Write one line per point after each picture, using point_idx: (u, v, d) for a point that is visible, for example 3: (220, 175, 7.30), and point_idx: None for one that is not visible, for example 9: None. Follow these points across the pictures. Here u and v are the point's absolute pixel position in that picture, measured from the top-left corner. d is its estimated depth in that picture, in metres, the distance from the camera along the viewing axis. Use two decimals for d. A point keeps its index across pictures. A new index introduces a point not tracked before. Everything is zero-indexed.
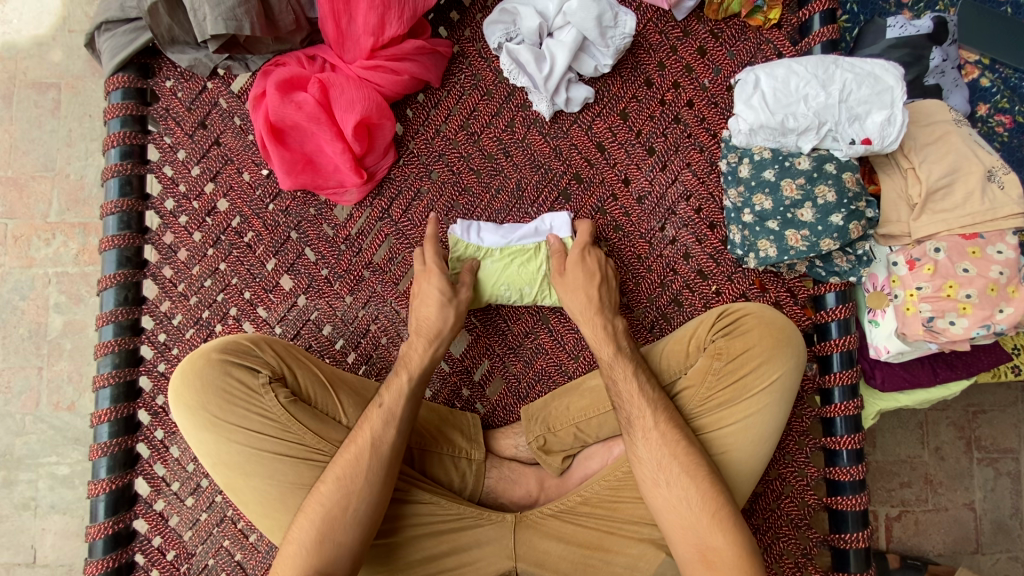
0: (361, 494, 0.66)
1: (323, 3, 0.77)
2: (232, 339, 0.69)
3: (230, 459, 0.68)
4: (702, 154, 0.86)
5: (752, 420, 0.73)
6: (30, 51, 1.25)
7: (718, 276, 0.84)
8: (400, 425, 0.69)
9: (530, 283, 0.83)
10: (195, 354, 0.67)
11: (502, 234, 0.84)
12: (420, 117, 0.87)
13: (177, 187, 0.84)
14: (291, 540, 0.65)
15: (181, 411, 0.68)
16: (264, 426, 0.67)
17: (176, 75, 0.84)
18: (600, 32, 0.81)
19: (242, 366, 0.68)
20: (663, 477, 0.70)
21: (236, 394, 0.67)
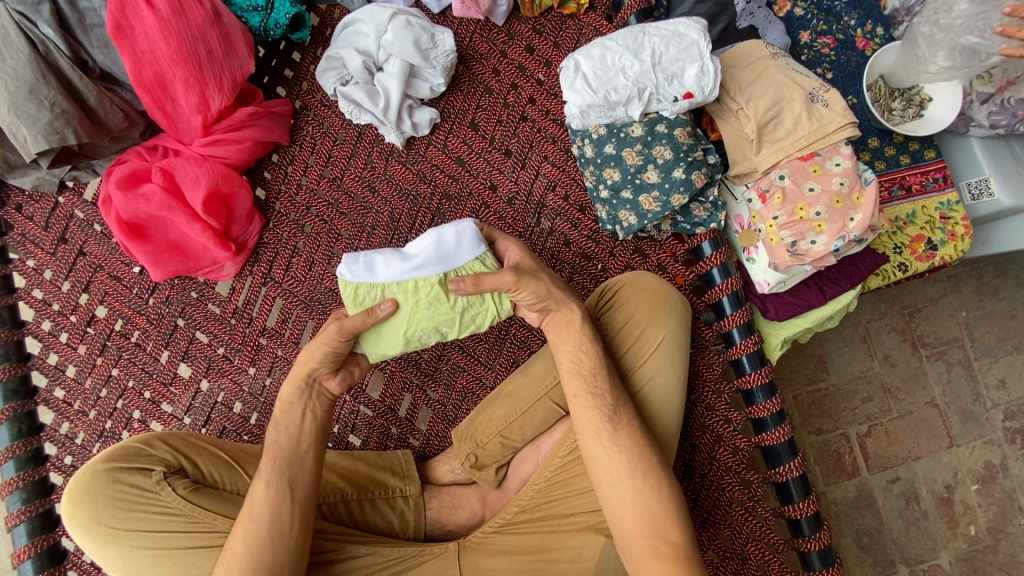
0: (248, 563, 0.63)
1: (141, 95, 0.75)
2: (119, 445, 0.68)
3: (140, 566, 0.66)
4: (555, 144, 0.88)
5: (653, 383, 0.74)
6: None
7: (602, 254, 0.86)
8: (270, 477, 0.67)
9: (446, 322, 0.73)
10: (81, 469, 0.67)
11: (401, 263, 0.72)
12: (279, 177, 0.89)
13: (50, 307, 0.83)
14: None
15: (78, 532, 0.67)
16: (168, 523, 0.66)
17: (26, 199, 0.84)
18: (424, 55, 0.84)
19: (133, 469, 0.67)
20: (639, 468, 0.68)
21: (132, 500, 0.66)
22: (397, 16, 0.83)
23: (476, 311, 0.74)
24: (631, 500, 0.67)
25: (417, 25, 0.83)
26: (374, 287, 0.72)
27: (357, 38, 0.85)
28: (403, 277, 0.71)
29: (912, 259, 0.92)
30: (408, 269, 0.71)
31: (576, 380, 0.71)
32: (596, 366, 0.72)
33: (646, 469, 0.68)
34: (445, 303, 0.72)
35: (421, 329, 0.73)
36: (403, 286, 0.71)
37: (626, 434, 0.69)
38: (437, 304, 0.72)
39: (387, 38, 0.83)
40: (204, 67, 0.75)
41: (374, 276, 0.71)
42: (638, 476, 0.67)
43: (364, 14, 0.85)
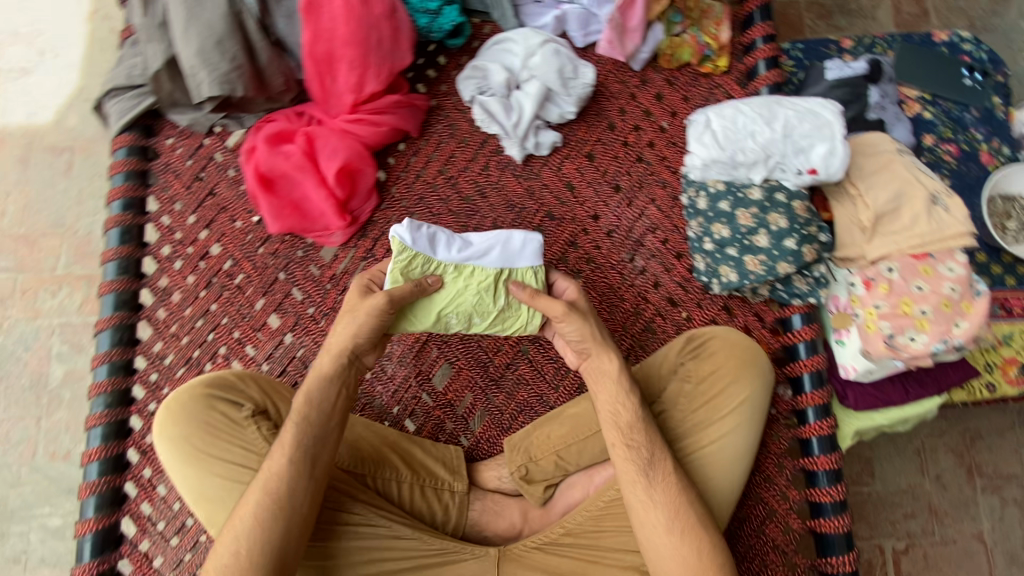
0: (250, 535, 0.66)
1: (308, 65, 0.82)
2: (217, 374, 0.74)
3: (208, 494, 0.72)
4: (665, 190, 0.91)
5: (725, 441, 0.74)
6: (70, 126, 1.53)
7: (688, 302, 0.88)
8: (291, 453, 0.70)
9: (481, 314, 0.80)
10: (182, 389, 0.73)
11: (463, 249, 0.78)
12: (401, 164, 0.94)
13: (174, 235, 0.89)
14: None
15: (164, 445, 0.73)
16: (247, 458, 0.72)
17: (176, 134, 0.92)
18: (563, 84, 0.88)
19: (226, 400, 0.73)
20: (678, 526, 0.69)
21: (221, 428, 0.73)
22: (548, 44, 0.88)
23: (511, 313, 0.80)
24: (671, 557, 0.68)
25: (564, 56, 0.88)
26: (427, 261, 0.77)
27: (505, 54, 0.91)
28: (461, 261, 0.78)
29: (1002, 381, 0.89)
30: (468, 256, 0.78)
31: (614, 431, 0.73)
32: (634, 420, 0.73)
33: (692, 524, 0.69)
34: (491, 298, 0.78)
35: (454, 311, 0.79)
36: (459, 270, 0.78)
37: (661, 491, 0.70)
38: (481, 294, 0.78)
39: (534, 62, 0.88)
40: (369, 53, 0.81)
41: (432, 252, 0.77)
42: (674, 533, 0.69)
43: (517, 34, 0.90)
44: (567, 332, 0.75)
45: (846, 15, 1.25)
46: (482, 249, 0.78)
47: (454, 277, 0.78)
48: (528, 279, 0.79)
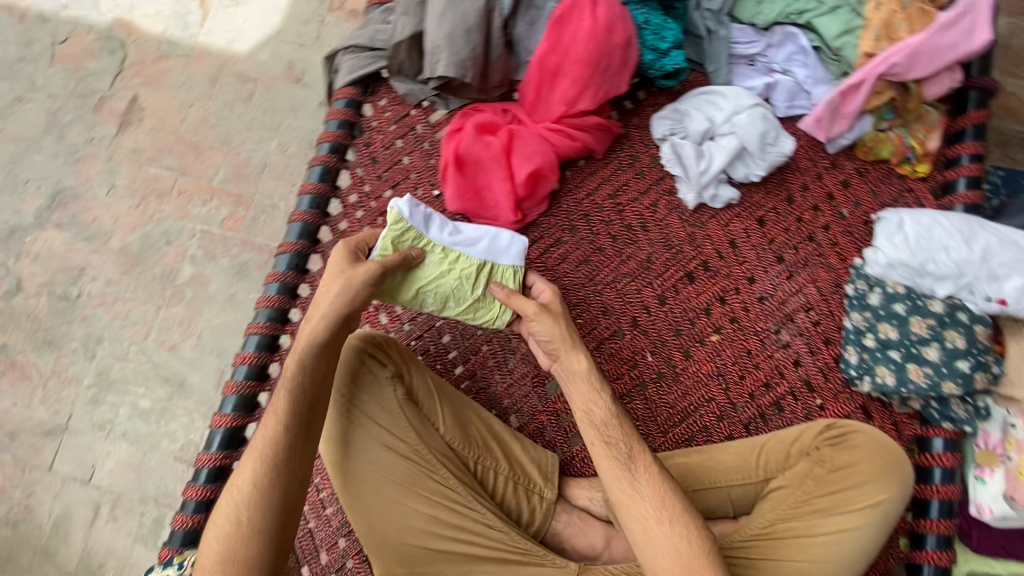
0: (253, 498, 0.72)
1: (536, 72, 0.88)
2: (372, 333, 0.87)
3: (340, 435, 0.84)
4: (829, 273, 0.91)
5: (847, 537, 0.74)
6: (261, 59, 1.70)
7: (825, 390, 0.87)
8: (285, 420, 0.75)
9: (457, 300, 0.88)
10: (343, 338, 0.85)
11: (452, 234, 0.87)
12: (577, 178, 0.98)
13: (363, 187, 0.98)
14: (213, 543, 0.71)
15: (319, 382, 0.85)
16: (381, 411, 0.84)
17: (389, 98, 0.99)
18: (761, 149, 0.90)
19: (373, 358, 0.85)
20: (665, 516, 0.72)
21: (365, 382, 0.85)
22: (756, 107, 0.91)
23: (484, 305, 0.88)
24: (660, 550, 0.71)
25: (768, 122, 0.90)
26: (420, 237, 0.85)
27: (710, 105, 0.93)
28: (449, 244, 0.86)
29: None
30: (457, 241, 0.86)
31: (589, 429, 0.77)
32: (608, 418, 0.78)
33: (683, 517, 0.72)
34: (471, 286, 0.87)
35: (432, 289, 0.86)
36: (446, 252, 0.86)
37: (644, 483, 0.74)
38: (459, 278, 0.86)
39: (739, 121, 0.91)
40: (595, 75, 0.86)
41: (426, 230, 0.86)
42: (662, 524, 0.71)
43: (729, 90, 0.93)
44: (538, 332, 0.81)
45: None
46: (470, 238, 0.87)
47: (441, 258, 0.86)
48: (506, 275, 0.87)
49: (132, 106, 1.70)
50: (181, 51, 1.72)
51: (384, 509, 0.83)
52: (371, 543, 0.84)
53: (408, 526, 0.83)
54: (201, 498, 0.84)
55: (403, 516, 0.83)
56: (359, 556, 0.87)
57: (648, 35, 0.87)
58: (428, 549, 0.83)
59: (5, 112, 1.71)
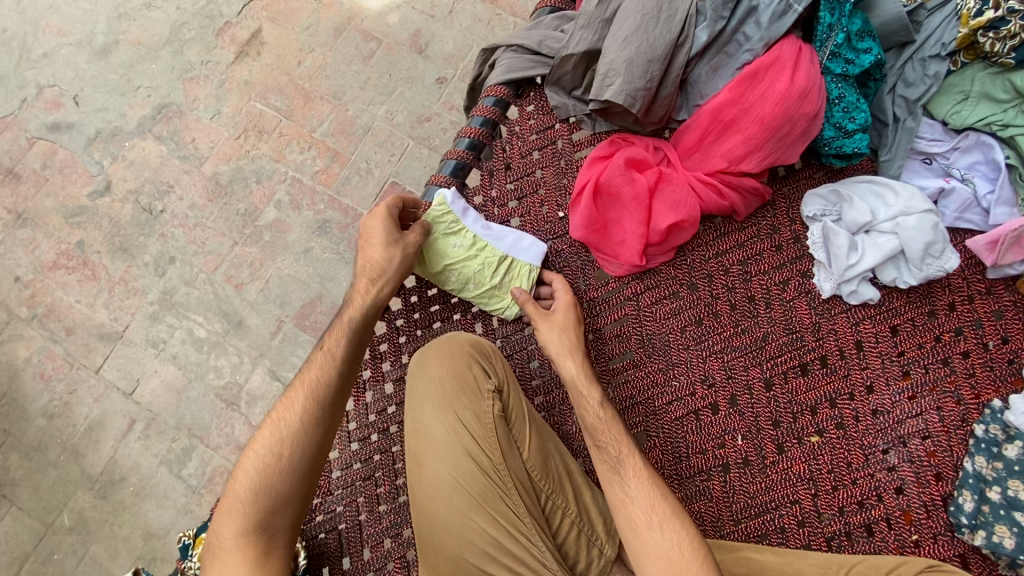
0: (300, 427, 0.78)
1: (706, 119, 0.84)
2: (481, 340, 0.83)
3: (426, 432, 0.82)
4: (957, 405, 0.84)
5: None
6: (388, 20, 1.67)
7: (925, 528, 0.81)
8: (340, 365, 0.80)
9: (475, 284, 0.88)
10: (455, 339, 0.82)
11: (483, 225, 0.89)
12: (708, 235, 0.93)
13: (490, 190, 0.94)
14: (255, 454, 0.77)
15: (421, 375, 0.82)
16: (474, 422, 0.81)
17: (538, 106, 0.96)
18: (922, 257, 0.84)
19: (480, 365, 0.82)
20: (655, 522, 0.77)
21: (466, 387, 0.81)
22: (928, 213, 0.84)
23: (495, 295, 0.89)
24: (654, 556, 0.75)
25: (935, 230, 0.83)
26: (455, 223, 0.87)
27: (876, 197, 0.87)
28: (480, 233, 0.88)
29: None
30: (489, 234, 0.88)
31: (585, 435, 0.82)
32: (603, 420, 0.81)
33: (676, 527, 0.76)
34: (490, 273, 0.87)
35: (457, 271, 0.86)
36: (476, 240, 0.87)
37: (634, 487, 0.78)
38: (483, 266, 0.87)
39: (905, 222, 0.84)
40: (771, 139, 0.81)
41: (462, 216, 0.88)
42: (652, 529, 0.76)
43: (901, 188, 0.87)
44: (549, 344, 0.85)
45: None
46: (501, 233, 0.89)
47: (471, 245, 0.87)
48: (523, 274, 0.89)
49: (254, 38, 1.70)
50: None
51: (449, 517, 0.81)
52: (422, 547, 0.81)
53: (469, 542, 0.81)
54: None
55: (467, 530, 0.81)
56: (401, 561, 0.83)
57: (837, 112, 0.82)
58: (482, 571, 0.81)
59: (132, 14, 1.72)
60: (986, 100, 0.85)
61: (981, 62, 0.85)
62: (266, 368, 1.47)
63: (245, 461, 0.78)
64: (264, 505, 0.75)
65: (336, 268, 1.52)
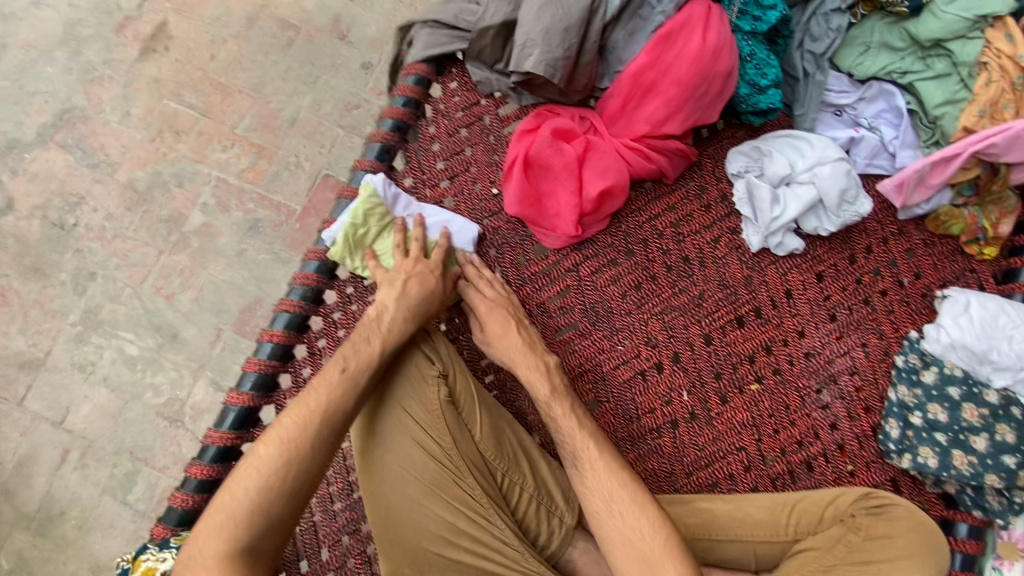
0: (301, 451, 0.70)
1: (626, 84, 0.84)
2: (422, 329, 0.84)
3: (376, 424, 0.81)
4: (879, 340, 0.89)
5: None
6: (304, 5, 1.59)
7: (858, 458, 0.86)
8: (357, 394, 0.75)
9: None
10: None
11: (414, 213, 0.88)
12: (641, 201, 0.95)
13: (419, 171, 0.92)
14: (248, 476, 0.69)
15: None
16: (421, 409, 0.80)
17: (461, 82, 0.94)
18: (838, 204, 0.87)
19: (424, 354, 0.83)
20: (615, 507, 0.79)
21: (410, 376, 0.81)
22: (841, 161, 0.88)
23: None
24: (618, 544, 0.78)
25: (849, 177, 0.87)
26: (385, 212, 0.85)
27: (793, 150, 0.90)
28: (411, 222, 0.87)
29: None
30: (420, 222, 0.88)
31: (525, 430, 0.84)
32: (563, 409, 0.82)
33: (634, 509, 0.79)
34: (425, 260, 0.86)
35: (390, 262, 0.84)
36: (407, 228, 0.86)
37: (591, 477, 0.80)
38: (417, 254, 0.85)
39: (820, 172, 0.87)
40: (691, 99, 0.82)
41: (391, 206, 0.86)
42: (613, 514, 0.79)
43: (816, 139, 0.90)
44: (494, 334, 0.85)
45: None
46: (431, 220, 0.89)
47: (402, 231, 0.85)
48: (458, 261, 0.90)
49: (159, 32, 1.58)
50: None
51: (403, 507, 0.80)
52: (380, 539, 0.80)
53: (425, 529, 0.80)
54: (204, 478, 0.79)
55: (422, 518, 0.80)
56: (362, 556, 0.82)
57: (750, 69, 0.84)
58: (442, 556, 0.80)
59: (17, 14, 1.58)
60: (885, 49, 0.89)
61: (879, 13, 0.89)
62: (209, 379, 1.40)
63: (233, 481, 0.69)
64: (250, 533, 0.66)
65: (273, 269, 1.46)
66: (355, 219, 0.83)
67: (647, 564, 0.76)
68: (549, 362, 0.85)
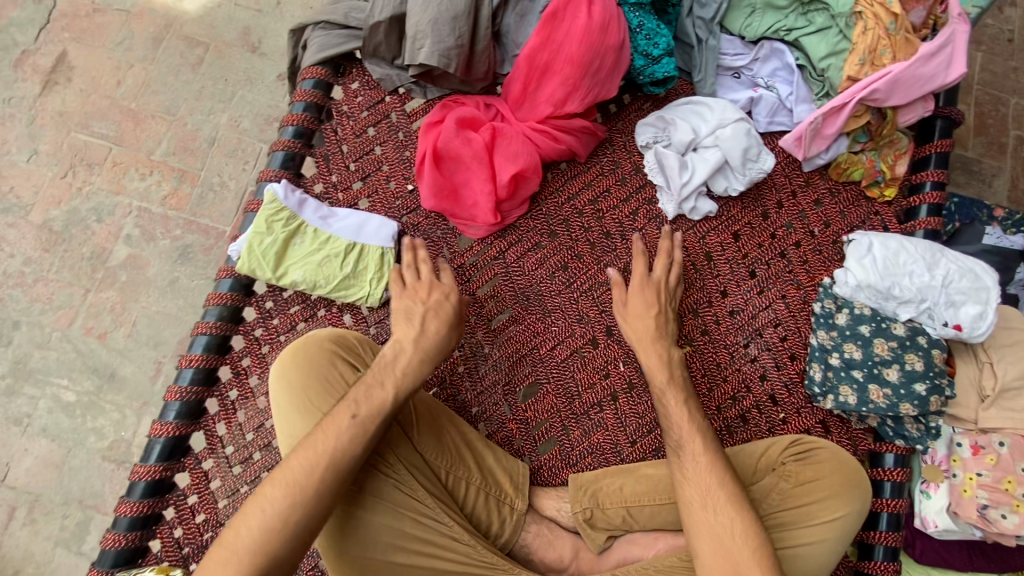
0: (307, 494, 0.68)
1: (523, 67, 0.84)
2: (344, 334, 0.80)
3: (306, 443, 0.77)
4: (798, 290, 0.92)
5: (818, 547, 0.77)
6: (210, 20, 1.55)
7: (788, 405, 0.89)
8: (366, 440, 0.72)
9: (326, 279, 0.83)
10: (313, 338, 0.79)
11: (323, 215, 0.85)
12: (558, 182, 0.95)
13: (329, 176, 0.90)
14: (256, 516, 0.68)
15: (282, 388, 0.78)
16: None
17: (362, 81, 0.92)
18: (743, 164, 0.90)
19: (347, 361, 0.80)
20: (711, 504, 0.76)
21: (335, 386, 0.78)
22: (740, 122, 0.90)
23: (352, 284, 0.85)
24: (706, 536, 0.75)
25: (749, 137, 0.90)
26: (293, 218, 0.83)
27: (695, 116, 0.93)
28: (319, 224, 0.84)
29: None
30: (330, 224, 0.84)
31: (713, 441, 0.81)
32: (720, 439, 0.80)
33: (729, 507, 0.76)
34: (339, 263, 0.83)
35: (303, 270, 0.82)
36: (317, 232, 0.84)
37: (691, 470, 0.78)
38: (330, 257, 0.83)
39: (722, 134, 0.90)
40: (586, 76, 0.83)
41: (299, 211, 0.83)
42: (708, 510, 0.76)
43: (715, 103, 0.92)
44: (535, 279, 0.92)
45: (966, 174, 1.44)
46: (343, 220, 0.85)
47: (313, 237, 0.83)
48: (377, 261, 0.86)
49: (59, 63, 1.51)
50: (120, 5, 1.54)
51: (346, 518, 0.79)
52: (326, 555, 0.79)
53: (371, 539, 0.79)
54: (135, 514, 0.76)
55: (366, 529, 0.79)
56: (313, 569, 0.83)
57: (641, 40, 0.85)
58: (393, 563, 0.80)
59: None
60: (770, 9, 0.92)
61: None
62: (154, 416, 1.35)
63: (243, 516, 0.68)
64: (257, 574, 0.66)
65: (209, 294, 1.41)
66: (260, 228, 0.81)
67: (732, 562, 0.73)
68: (674, 355, 0.86)
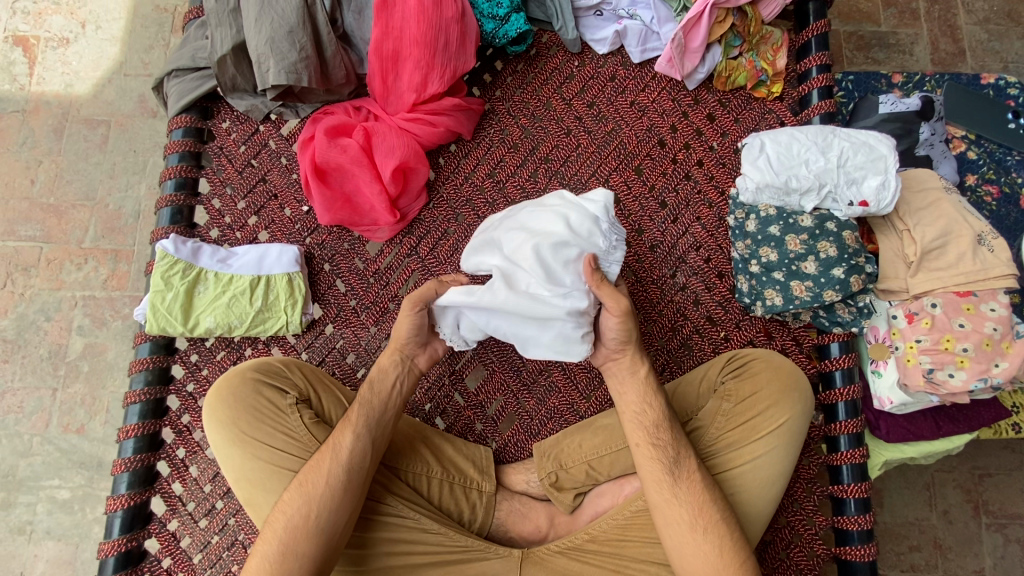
0: (321, 501, 0.71)
1: (374, 61, 0.84)
2: (266, 361, 0.80)
3: (251, 475, 0.77)
4: (711, 209, 0.91)
5: (770, 456, 0.77)
6: (102, 98, 1.54)
7: (727, 322, 0.89)
8: (363, 436, 0.75)
9: (240, 318, 0.84)
10: (233, 372, 0.79)
11: (220, 258, 0.86)
12: (451, 165, 0.94)
13: (222, 218, 0.90)
14: (271, 535, 0.71)
15: (214, 427, 0.79)
16: (288, 444, 0.77)
17: (232, 118, 0.92)
18: (597, 244, 0.74)
19: (273, 387, 0.79)
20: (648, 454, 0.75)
21: (265, 412, 0.78)
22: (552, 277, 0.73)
23: (268, 316, 0.85)
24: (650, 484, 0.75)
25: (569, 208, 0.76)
26: (190, 268, 0.84)
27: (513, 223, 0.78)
28: (217, 268, 0.85)
29: None
30: (228, 265, 0.85)
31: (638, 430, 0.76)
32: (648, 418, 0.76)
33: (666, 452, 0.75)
34: (247, 300, 0.84)
35: (213, 315, 0.83)
36: (218, 276, 0.84)
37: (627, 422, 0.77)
38: (236, 297, 0.84)
39: (525, 242, 0.74)
40: (436, 54, 0.83)
41: (194, 260, 0.84)
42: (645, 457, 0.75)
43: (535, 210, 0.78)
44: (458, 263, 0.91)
45: (885, 49, 1.41)
46: (241, 258, 0.86)
47: (215, 282, 0.84)
48: (286, 287, 0.86)
49: None
50: (13, 106, 1.53)
51: None
52: None
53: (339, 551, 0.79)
54: None
55: None
56: None
57: (484, 3, 0.88)
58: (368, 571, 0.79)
59: None
60: None
61: None
62: None
63: (272, 522, 0.72)
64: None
65: None
66: (158, 286, 0.82)
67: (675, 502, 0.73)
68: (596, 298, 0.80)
